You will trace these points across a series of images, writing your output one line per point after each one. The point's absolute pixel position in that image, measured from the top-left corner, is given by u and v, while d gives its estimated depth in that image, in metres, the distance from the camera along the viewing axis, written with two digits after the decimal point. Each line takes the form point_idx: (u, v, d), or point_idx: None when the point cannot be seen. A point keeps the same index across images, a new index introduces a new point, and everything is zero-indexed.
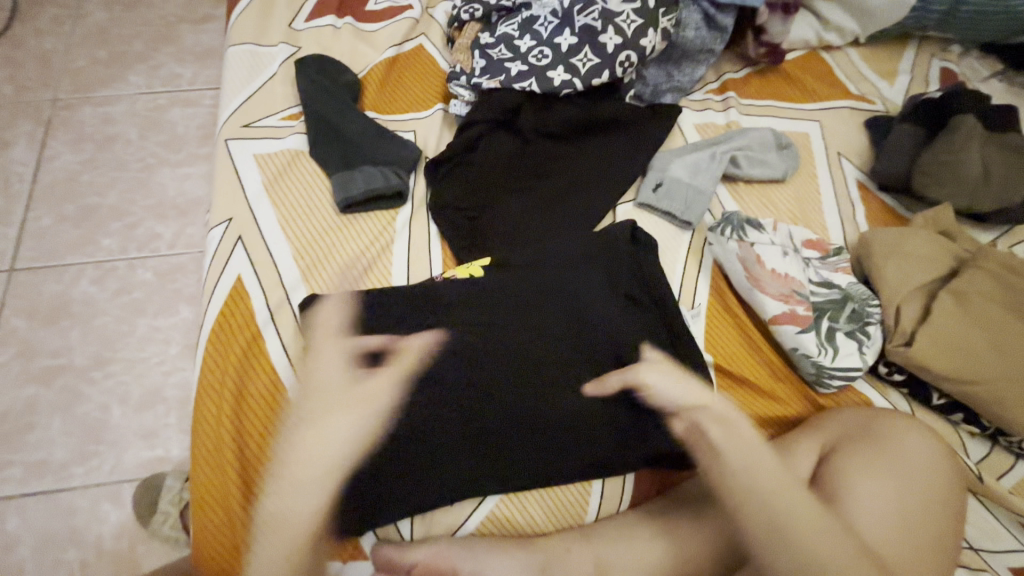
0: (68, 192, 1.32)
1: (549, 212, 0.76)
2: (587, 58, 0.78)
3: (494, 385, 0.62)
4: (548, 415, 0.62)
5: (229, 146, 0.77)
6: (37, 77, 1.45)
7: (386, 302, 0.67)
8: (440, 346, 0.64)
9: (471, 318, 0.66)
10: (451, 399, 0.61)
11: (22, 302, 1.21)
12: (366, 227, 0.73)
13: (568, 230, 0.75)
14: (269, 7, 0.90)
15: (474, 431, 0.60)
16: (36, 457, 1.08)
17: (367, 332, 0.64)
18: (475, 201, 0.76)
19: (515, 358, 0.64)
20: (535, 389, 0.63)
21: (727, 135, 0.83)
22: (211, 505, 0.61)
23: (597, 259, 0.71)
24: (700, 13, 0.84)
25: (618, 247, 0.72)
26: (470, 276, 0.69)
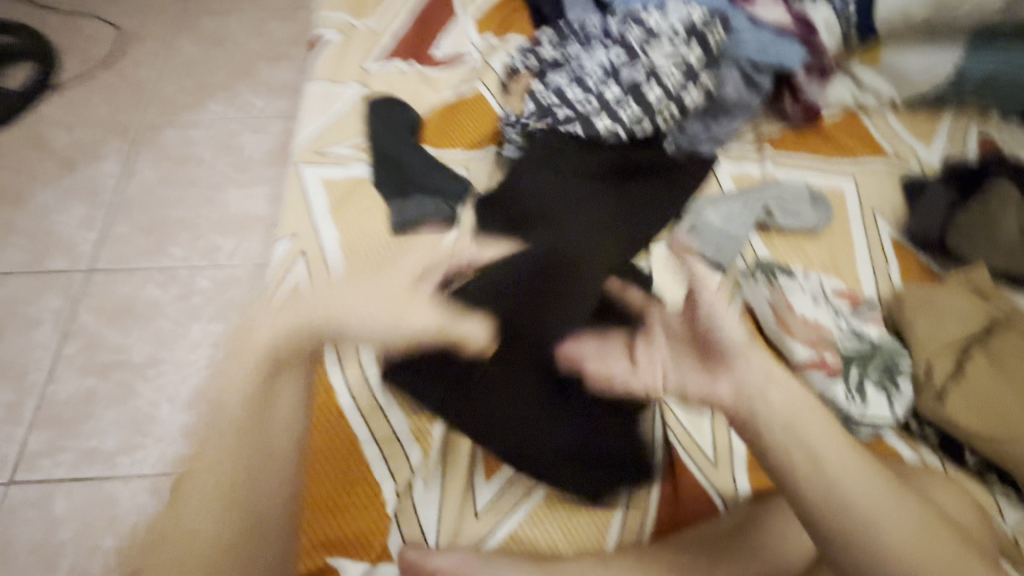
0: (146, 204, 1.46)
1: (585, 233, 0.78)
2: (630, 109, 0.84)
3: (519, 402, 0.68)
4: (571, 435, 0.68)
5: (302, 171, 0.86)
6: (131, 101, 1.62)
7: None
8: (454, 366, 0.70)
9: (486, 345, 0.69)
10: (482, 415, 0.68)
11: (94, 300, 1.32)
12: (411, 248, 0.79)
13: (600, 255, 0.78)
14: (345, 49, 1.00)
15: (504, 445, 0.67)
16: (88, 445, 1.16)
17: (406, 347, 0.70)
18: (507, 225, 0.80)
19: (524, 386, 0.69)
20: (545, 412, 0.68)
21: (762, 186, 0.87)
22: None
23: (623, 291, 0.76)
24: (740, 73, 0.89)
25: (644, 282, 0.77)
26: (492, 301, 0.72)
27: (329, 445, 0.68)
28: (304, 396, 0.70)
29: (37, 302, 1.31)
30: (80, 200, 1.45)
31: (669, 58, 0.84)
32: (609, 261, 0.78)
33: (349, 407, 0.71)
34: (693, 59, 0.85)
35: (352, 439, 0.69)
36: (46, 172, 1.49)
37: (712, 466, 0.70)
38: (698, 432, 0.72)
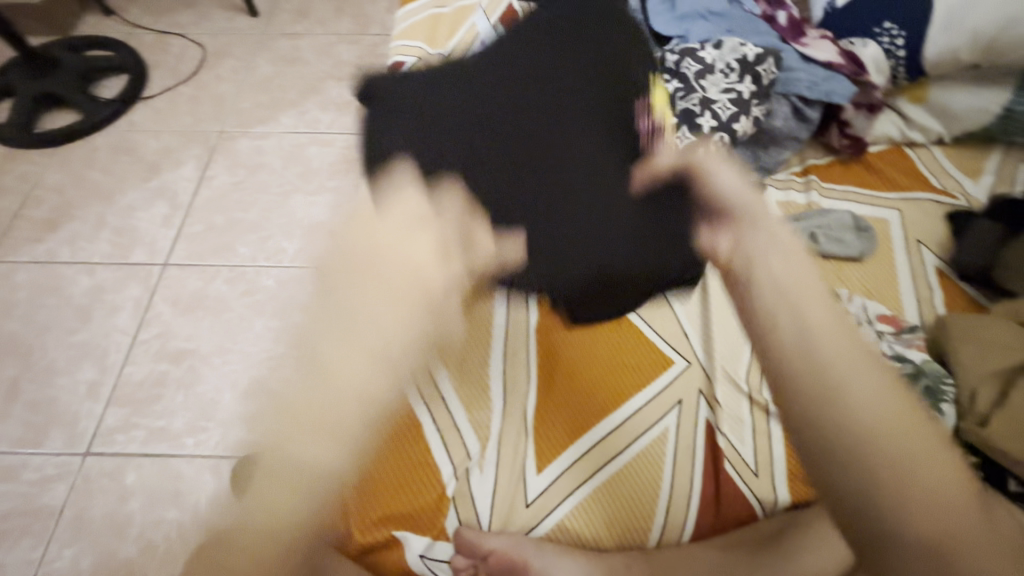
0: (220, 206, 1.58)
1: (551, 138, 0.70)
2: (684, 135, 0.89)
3: (568, 392, 0.76)
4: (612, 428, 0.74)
5: None
6: (211, 113, 1.77)
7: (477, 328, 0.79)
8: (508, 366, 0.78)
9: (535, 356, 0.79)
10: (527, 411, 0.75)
11: (170, 292, 1.44)
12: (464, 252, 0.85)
13: (549, 170, 0.69)
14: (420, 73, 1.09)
15: (551, 433, 0.74)
16: (158, 424, 1.26)
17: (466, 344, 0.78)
18: (463, 116, 0.70)
19: (571, 385, 0.76)
20: (589, 406, 0.75)
21: (807, 214, 0.91)
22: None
23: (550, 212, 0.67)
24: (789, 106, 0.93)
25: (571, 236, 0.69)
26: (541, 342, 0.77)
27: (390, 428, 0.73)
28: None
29: (119, 291, 1.44)
30: (163, 200, 1.59)
31: (722, 90, 0.89)
32: None
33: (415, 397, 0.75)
34: (745, 92, 0.89)
35: (415, 426, 0.74)
36: (134, 174, 1.64)
37: (754, 475, 0.73)
38: (744, 443, 0.74)
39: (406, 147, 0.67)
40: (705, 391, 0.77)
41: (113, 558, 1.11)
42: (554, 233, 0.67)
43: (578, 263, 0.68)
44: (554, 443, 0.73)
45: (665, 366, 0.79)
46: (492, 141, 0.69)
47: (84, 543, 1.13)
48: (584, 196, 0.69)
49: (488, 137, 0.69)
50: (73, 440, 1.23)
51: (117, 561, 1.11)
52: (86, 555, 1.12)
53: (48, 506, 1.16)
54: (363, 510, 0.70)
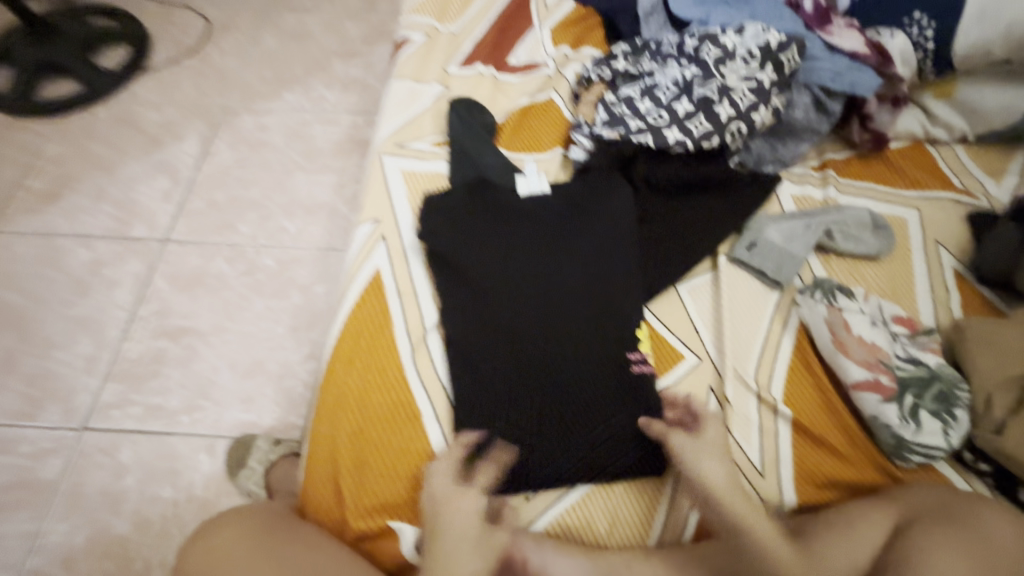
0: (222, 183, 1.56)
1: (542, 308, 0.77)
2: (700, 123, 0.87)
3: (568, 382, 0.73)
4: (614, 422, 0.72)
5: (384, 161, 0.91)
6: (214, 87, 1.74)
7: (480, 315, 0.76)
8: (505, 364, 0.73)
9: (537, 352, 0.74)
10: (522, 409, 0.72)
11: (169, 268, 1.42)
12: (468, 232, 0.81)
13: (525, 334, 0.75)
14: (430, 51, 1.05)
15: (552, 427, 0.71)
16: (154, 401, 1.24)
17: (468, 330, 0.75)
18: (473, 260, 0.79)
19: (573, 380, 0.73)
20: (591, 404, 0.72)
21: (824, 210, 0.88)
22: (324, 452, 0.72)
23: (506, 383, 0.73)
24: (811, 97, 0.90)
25: (525, 415, 0.71)
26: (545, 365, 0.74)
27: (391, 415, 0.72)
28: (376, 369, 0.74)
29: (119, 266, 1.42)
30: (164, 175, 1.56)
31: (741, 78, 0.86)
32: (679, 257, 0.84)
33: (417, 385, 0.74)
34: (765, 81, 0.86)
35: (415, 414, 0.72)
36: (135, 147, 1.61)
37: (759, 476, 0.71)
38: (750, 440, 0.73)
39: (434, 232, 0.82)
40: (716, 388, 0.76)
41: (107, 535, 1.11)
42: (501, 396, 0.72)
43: (525, 434, 0.71)
44: (551, 443, 0.70)
45: (673, 362, 0.78)
46: (506, 221, 0.82)
47: (79, 519, 1.12)
48: (552, 383, 0.73)
49: (504, 230, 0.82)
50: (69, 414, 1.23)
51: (111, 538, 1.11)
52: (80, 531, 1.11)
53: (43, 479, 1.16)
54: (359, 498, 0.68)
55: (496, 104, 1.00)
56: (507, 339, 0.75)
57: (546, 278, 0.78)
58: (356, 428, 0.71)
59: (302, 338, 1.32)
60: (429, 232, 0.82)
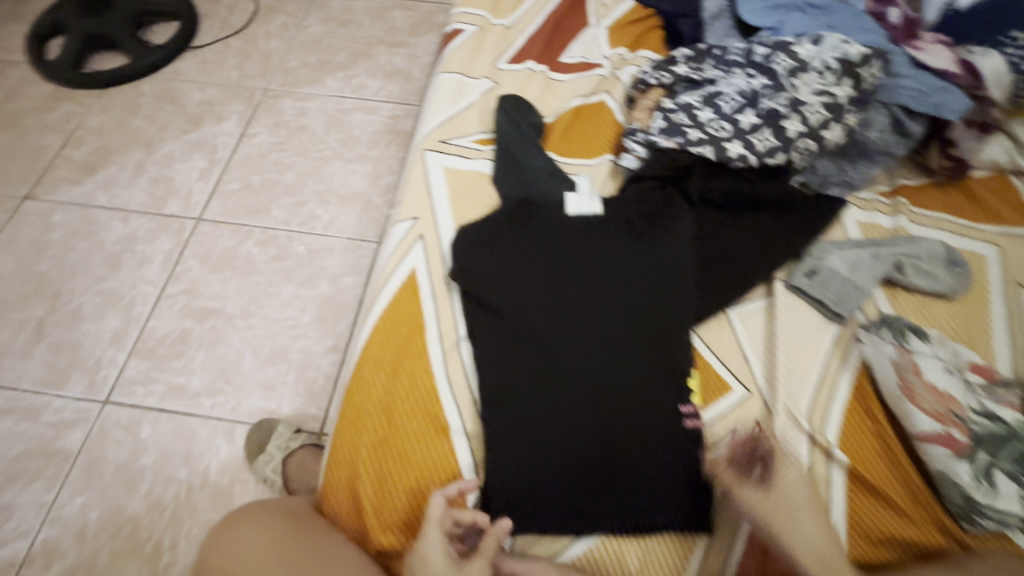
0: (258, 166, 1.55)
1: (581, 330, 0.72)
2: (765, 138, 0.80)
3: (605, 412, 0.69)
4: (650, 459, 0.68)
5: (426, 157, 0.88)
6: (257, 69, 1.73)
7: (517, 325, 0.73)
8: (536, 379, 0.70)
9: (570, 372, 0.70)
10: (550, 431, 0.68)
11: (201, 248, 1.41)
12: (514, 242, 0.78)
13: (563, 354, 0.71)
14: (480, 44, 1.01)
15: (588, 458, 0.67)
16: (177, 381, 1.24)
17: (502, 342, 0.72)
18: (514, 275, 0.75)
19: (607, 403, 0.69)
20: (622, 430, 0.68)
21: (893, 240, 0.82)
22: (345, 456, 0.69)
23: (543, 407, 0.69)
24: (889, 117, 0.83)
25: (555, 434, 0.68)
26: (572, 389, 0.70)
27: (417, 424, 0.69)
28: (404, 376, 0.71)
29: (151, 242, 1.42)
30: (202, 154, 1.56)
31: (815, 92, 0.80)
32: (734, 279, 0.79)
33: (446, 395, 0.71)
34: (841, 96, 0.79)
35: (441, 427, 0.69)
36: (175, 124, 1.61)
37: None
38: None
39: (466, 236, 0.79)
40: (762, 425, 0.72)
41: (121, 512, 1.11)
42: (537, 421, 0.68)
43: (561, 464, 0.67)
44: (585, 473, 0.67)
45: (721, 393, 0.73)
46: (546, 227, 0.79)
47: (95, 493, 1.12)
48: (591, 411, 0.69)
49: (539, 238, 0.78)
50: (94, 387, 1.23)
51: (125, 516, 1.10)
52: (95, 506, 1.11)
53: (64, 450, 1.16)
54: (376, 510, 0.65)
55: (545, 101, 0.95)
56: (538, 356, 0.71)
57: (587, 299, 0.74)
58: (381, 434, 0.68)
59: (327, 328, 1.30)
60: (475, 239, 0.79)
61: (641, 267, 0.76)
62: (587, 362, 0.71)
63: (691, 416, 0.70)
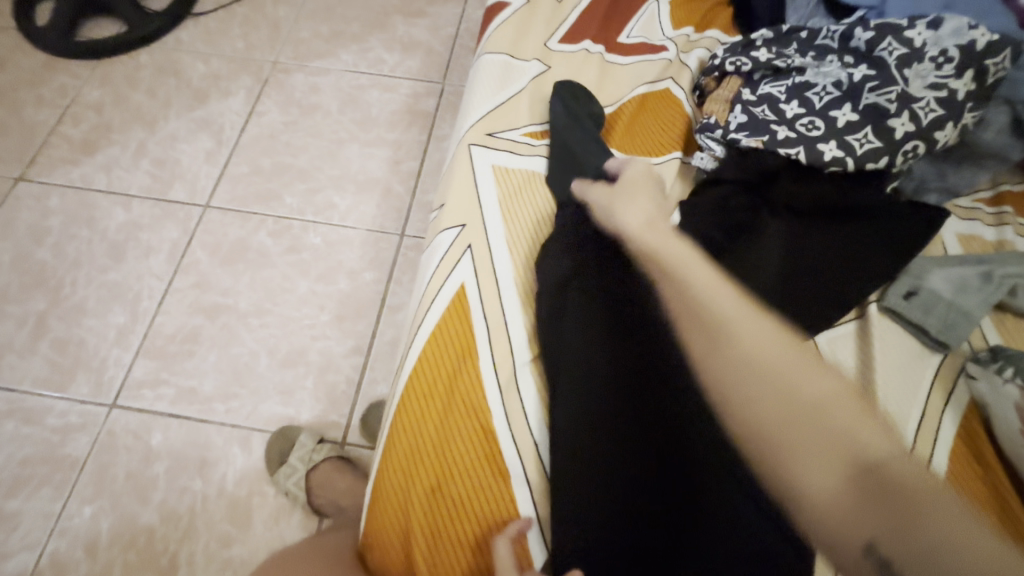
0: (269, 148, 1.43)
1: (649, 347, 0.61)
2: (866, 139, 0.70)
3: (681, 452, 0.58)
4: (751, 515, 0.54)
5: (471, 152, 0.77)
6: (266, 39, 1.59)
7: (572, 348, 0.62)
8: (590, 403, 0.60)
9: (628, 394, 0.60)
10: (611, 467, 0.58)
11: (210, 238, 1.31)
12: (614, 225, 0.66)
13: (617, 371, 0.61)
14: (528, 20, 0.89)
15: (666, 508, 0.57)
16: (189, 384, 1.16)
17: (565, 371, 0.62)
18: (570, 292, 0.65)
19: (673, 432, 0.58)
20: (701, 465, 0.56)
21: (1003, 257, 0.72)
22: (394, 505, 0.62)
23: (608, 449, 0.58)
24: (1009, 116, 0.73)
25: (615, 470, 0.58)
26: (632, 414, 0.59)
27: (477, 470, 0.60)
28: (457, 415, 0.63)
29: (156, 230, 1.32)
30: (208, 134, 1.44)
31: (929, 86, 0.69)
32: (825, 300, 0.69)
33: (505, 432, 0.62)
34: (960, 91, 0.69)
35: (501, 471, 0.60)
36: (179, 100, 1.48)
37: None
38: None
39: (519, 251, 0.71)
40: None
41: (133, 524, 1.04)
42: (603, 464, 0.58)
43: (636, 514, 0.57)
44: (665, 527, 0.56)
45: None
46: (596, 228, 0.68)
47: (105, 503, 1.05)
48: (666, 452, 0.58)
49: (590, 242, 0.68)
50: (100, 389, 1.15)
51: (138, 528, 1.04)
52: (105, 517, 1.04)
53: (70, 456, 1.09)
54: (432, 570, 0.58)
55: (603, 88, 0.84)
56: (588, 374, 0.61)
57: (647, 313, 0.63)
58: (434, 480, 0.61)
59: (346, 329, 1.21)
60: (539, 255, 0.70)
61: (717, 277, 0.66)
62: (650, 381, 0.60)
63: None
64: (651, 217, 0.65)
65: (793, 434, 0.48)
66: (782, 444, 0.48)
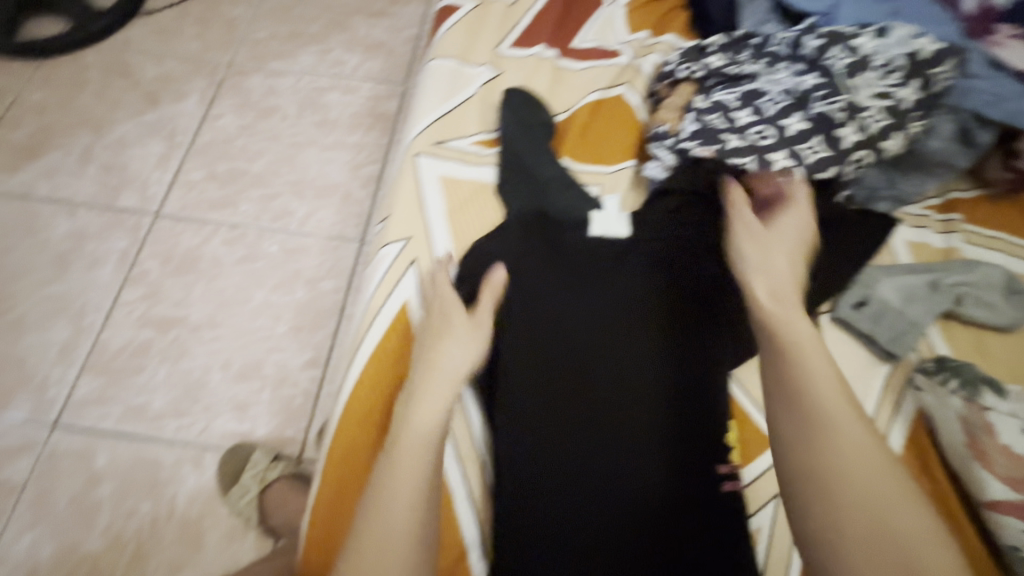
0: (224, 152, 1.38)
1: (618, 369, 0.63)
2: (815, 148, 0.70)
3: (643, 468, 0.59)
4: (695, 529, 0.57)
5: (418, 162, 0.75)
6: (221, 39, 1.54)
7: (522, 368, 0.63)
8: (555, 426, 0.60)
9: (589, 415, 0.61)
10: (569, 492, 0.58)
11: (161, 247, 1.26)
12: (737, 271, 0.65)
13: (583, 395, 0.62)
14: (479, 24, 0.86)
15: (629, 527, 0.56)
16: (137, 401, 1.11)
17: (513, 389, 0.62)
18: (540, 303, 0.66)
19: (629, 453, 0.59)
20: (654, 484, 0.58)
21: (949, 265, 0.72)
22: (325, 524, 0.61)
23: (570, 463, 0.59)
24: (956, 125, 0.72)
25: (577, 496, 0.58)
26: (592, 436, 0.60)
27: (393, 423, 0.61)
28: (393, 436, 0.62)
29: (103, 240, 1.26)
30: (159, 138, 1.39)
31: (875, 95, 0.69)
32: None
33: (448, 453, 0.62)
34: (905, 101, 0.69)
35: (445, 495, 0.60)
36: (128, 103, 1.42)
37: None
38: None
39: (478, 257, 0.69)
40: None
41: (76, 551, 0.99)
42: (565, 479, 0.58)
43: (596, 532, 0.56)
44: (622, 544, 0.56)
45: (761, 446, 0.64)
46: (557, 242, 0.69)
47: (46, 529, 1.00)
48: (628, 468, 0.59)
49: (555, 261, 0.68)
50: (41, 409, 1.09)
51: (81, 555, 0.99)
52: (46, 544, 0.99)
53: (9, 481, 1.03)
54: None
55: (557, 94, 0.82)
56: (550, 398, 0.61)
57: (612, 337, 0.65)
58: None
59: (304, 340, 1.18)
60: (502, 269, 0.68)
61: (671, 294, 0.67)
62: (607, 402, 0.62)
63: (729, 477, 0.60)
64: (782, 288, 0.61)
65: (862, 531, 0.48)
66: (849, 536, 0.48)
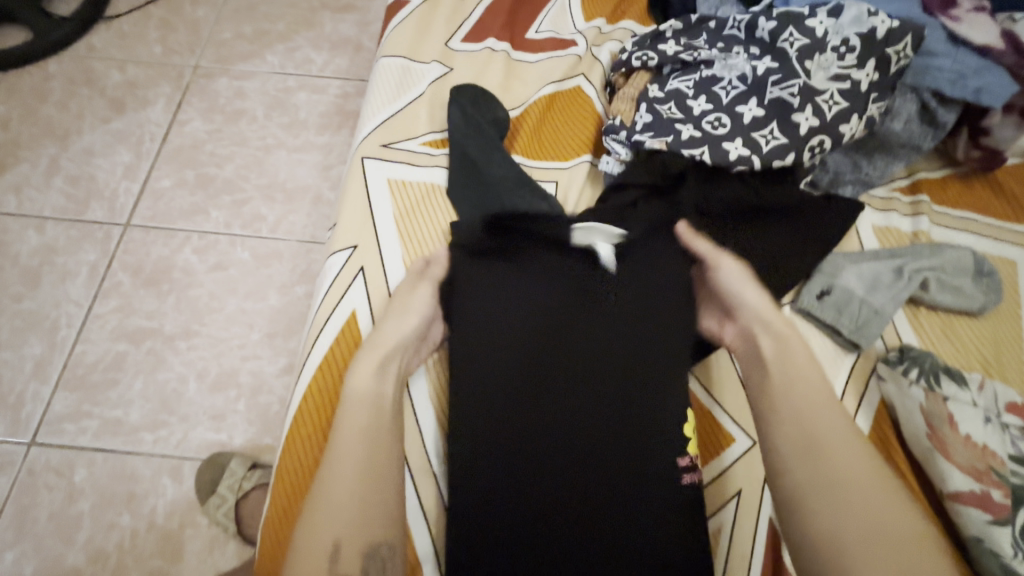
0: (192, 159, 1.36)
1: (582, 362, 0.61)
2: (772, 135, 0.68)
3: (600, 472, 0.57)
4: (649, 521, 0.56)
5: (365, 166, 0.74)
6: (184, 42, 1.51)
7: (477, 367, 0.61)
8: (513, 422, 0.59)
9: (549, 410, 0.59)
10: (527, 488, 0.57)
11: (131, 258, 1.25)
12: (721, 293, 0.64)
13: (543, 388, 0.60)
14: (428, 20, 0.85)
15: (587, 521, 0.56)
16: (113, 415, 1.11)
17: (467, 390, 0.60)
18: (497, 303, 0.62)
19: (588, 445, 0.58)
20: (615, 476, 0.57)
21: (915, 250, 0.70)
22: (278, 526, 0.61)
23: (526, 468, 0.57)
24: (917, 103, 0.72)
25: (536, 492, 0.57)
26: (554, 431, 0.59)
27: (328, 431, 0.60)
28: None
29: (73, 253, 1.25)
30: (127, 147, 1.37)
31: (832, 77, 0.67)
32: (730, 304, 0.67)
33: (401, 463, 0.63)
34: (863, 82, 0.67)
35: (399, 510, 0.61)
36: (93, 111, 1.40)
37: None
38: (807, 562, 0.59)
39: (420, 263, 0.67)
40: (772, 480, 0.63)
41: (58, 565, 0.99)
42: (520, 486, 0.57)
43: (554, 533, 0.56)
44: (581, 539, 0.56)
45: (723, 445, 0.65)
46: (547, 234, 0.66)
47: (28, 546, 1.00)
48: (586, 469, 0.58)
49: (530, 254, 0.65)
50: (17, 426, 1.09)
51: (62, 570, 0.99)
52: (27, 561, 0.99)
53: None
54: None
55: (511, 90, 0.80)
56: (511, 393, 0.60)
57: (577, 329, 0.62)
58: None
59: (278, 346, 1.17)
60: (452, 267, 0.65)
61: (643, 284, 0.63)
62: (568, 393, 0.60)
63: (689, 471, 0.59)
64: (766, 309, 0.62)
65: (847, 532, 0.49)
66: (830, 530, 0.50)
